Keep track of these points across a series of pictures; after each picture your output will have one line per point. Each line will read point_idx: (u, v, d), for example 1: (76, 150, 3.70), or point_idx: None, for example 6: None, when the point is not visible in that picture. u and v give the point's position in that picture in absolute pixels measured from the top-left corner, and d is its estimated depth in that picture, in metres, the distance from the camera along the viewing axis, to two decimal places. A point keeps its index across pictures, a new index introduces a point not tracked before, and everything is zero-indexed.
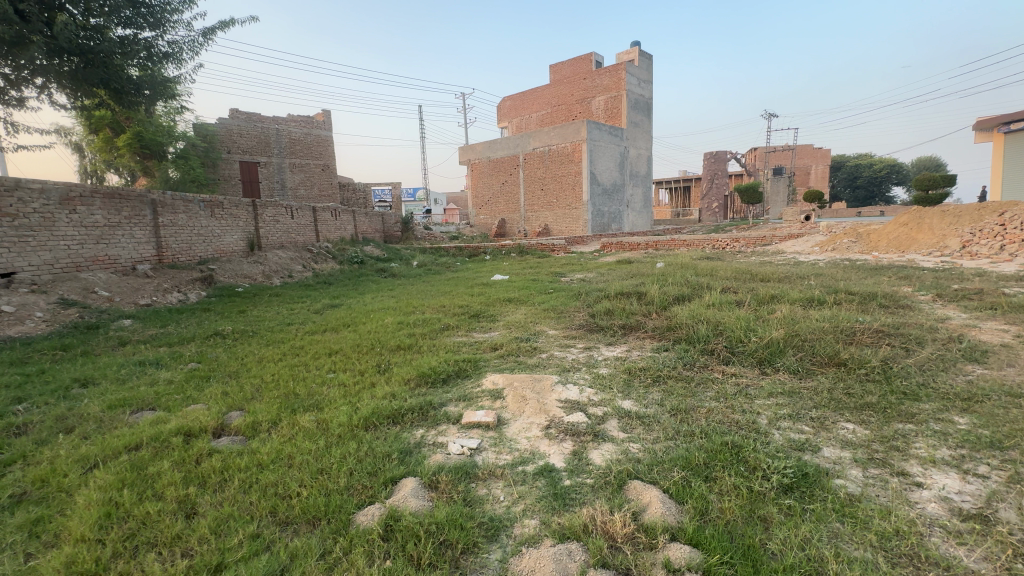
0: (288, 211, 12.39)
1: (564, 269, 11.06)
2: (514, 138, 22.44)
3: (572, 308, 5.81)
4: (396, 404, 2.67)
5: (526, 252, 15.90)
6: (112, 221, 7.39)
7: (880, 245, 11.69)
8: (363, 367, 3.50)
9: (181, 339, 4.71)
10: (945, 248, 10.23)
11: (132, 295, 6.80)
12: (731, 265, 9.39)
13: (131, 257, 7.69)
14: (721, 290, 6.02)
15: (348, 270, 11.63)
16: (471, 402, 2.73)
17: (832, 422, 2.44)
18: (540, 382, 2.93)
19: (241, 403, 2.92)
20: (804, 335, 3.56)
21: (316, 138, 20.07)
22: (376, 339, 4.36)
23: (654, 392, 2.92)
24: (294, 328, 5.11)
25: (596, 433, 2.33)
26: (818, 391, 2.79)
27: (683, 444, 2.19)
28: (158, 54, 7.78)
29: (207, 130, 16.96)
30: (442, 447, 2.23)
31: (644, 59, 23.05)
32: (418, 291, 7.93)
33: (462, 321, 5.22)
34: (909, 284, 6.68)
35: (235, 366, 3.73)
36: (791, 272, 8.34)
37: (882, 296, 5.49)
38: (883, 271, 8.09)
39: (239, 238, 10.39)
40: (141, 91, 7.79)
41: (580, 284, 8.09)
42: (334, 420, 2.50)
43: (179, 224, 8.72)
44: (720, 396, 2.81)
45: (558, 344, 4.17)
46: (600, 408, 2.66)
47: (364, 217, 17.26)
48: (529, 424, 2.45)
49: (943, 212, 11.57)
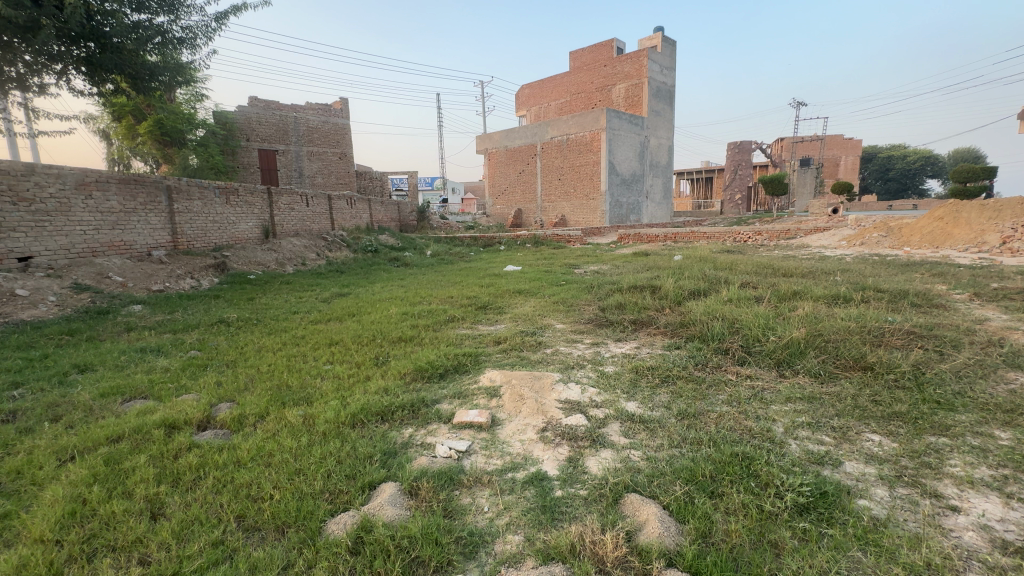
0: (303, 199, 12.39)
1: (578, 260, 10.82)
2: (532, 127, 22.10)
3: (583, 301, 5.62)
4: (387, 400, 2.54)
5: (541, 243, 15.67)
6: (128, 207, 7.45)
7: (912, 241, 11.13)
8: (361, 359, 3.39)
9: (186, 326, 4.69)
10: (983, 244, 9.68)
11: (145, 281, 6.85)
12: (752, 259, 9.02)
13: (147, 243, 7.76)
14: (740, 285, 5.74)
15: (361, 259, 11.60)
16: (466, 400, 2.59)
17: (855, 433, 2.23)
18: (539, 380, 2.77)
19: (233, 394, 2.84)
20: (827, 335, 3.32)
21: (334, 126, 20.09)
22: (378, 330, 4.25)
23: (662, 393, 2.74)
24: (299, 317, 5.05)
25: (595, 438, 2.17)
26: (842, 397, 2.58)
27: (689, 453, 2.02)
28: (172, 40, 7.78)
29: (226, 118, 17.12)
30: (430, 449, 2.10)
31: (667, 45, 22.40)
32: (428, 281, 7.84)
33: (469, 312, 5.07)
34: (943, 282, 6.29)
35: (233, 355, 3.66)
36: (816, 266, 7.98)
37: (914, 294, 5.15)
38: (914, 267, 7.67)
39: (254, 225, 10.44)
40: (157, 77, 7.81)
41: (594, 276, 7.87)
42: (321, 416, 2.39)
43: (194, 210, 8.76)
44: (733, 400, 2.61)
45: (565, 338, 4.00)
46: (601, 409, 2.49)
47: (380, 205, 17.24)
48: (524, 426, 2.30)
49: (982, 205, 10.94)
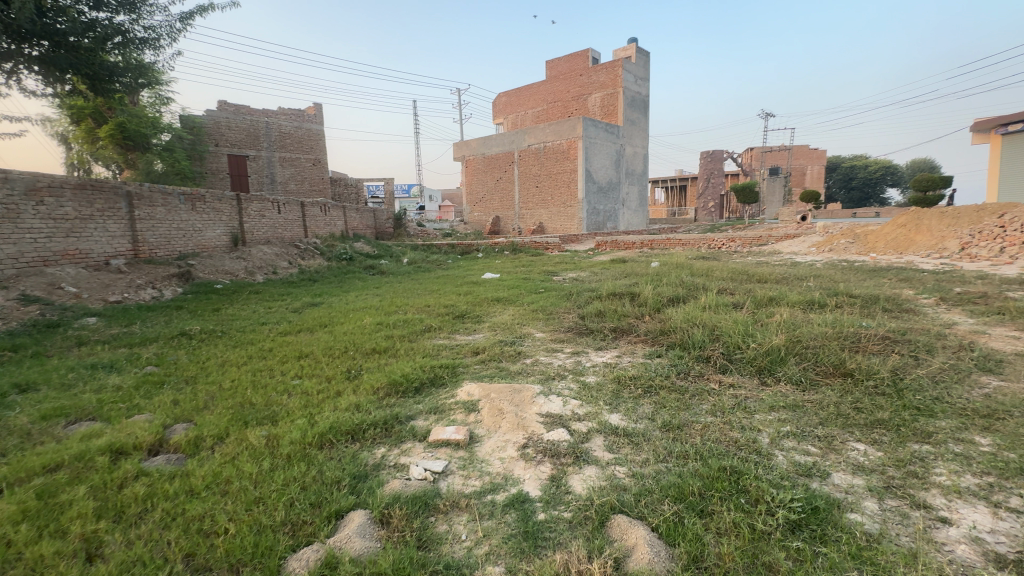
0: (274, 206, 12.04)
1: (556, 267, 10.81)
2: (509, 134, 22.15)
3: (562, 309, 5.55)
4: (358, 417, 2.39)
5: (519, 250, 15.63)
6: (83, 213, 7.05)
7: (878, 247, 11.50)
8: (332, 373, 3.22)
9: (144, 339, 4.41)
10: (944, 250, 10.06)
11: (102, 292, 6.46)
12: (727, 265, 9.16)
13: (105, 252, 7.37)
14: (717, 291, 5.78)
15: (335, 267, 11.32)
16: (442, 416, 2.46)
17: (840, 443, 2.19)
18: (519, 392, 2.66)
19: (191, 414, 2.64)
20: (806, 341, 3.32)
21: (307, 132, 19.72)
22: (351, 341, 4.08)
23: (645, 404, 2.67)
24: (267, 328, 4.82)
25: (578, 455, 2.07)
26: (824, 405, 2.55)
27: (676, 468, 1.94)
28: (134, 40, 7.45)
29: (194, 122, 16.59)
30: (404, 470, 1.97)
31: (641, 55, 22.83)
32: (405, 290, 7.67)
33: (446, 322, 4.94)
34: (910, 287, 6.47)
35: (194, 371, 3.44)
36: (788, 273, 8.14)
37: (885, 299, 5.26)
38: (882, 273, 7.89)
39: (222, 233, 10.06)
40: (116, 78, 7.46)
41: (573, 283, 7.82)
42: (286, 436, 2.23)
43: (157, 217, 8.38)
44: (717, 410, 2.56)
45: (545, 348, 3.91)
46: (584, 423, 2.40)
47: (355, 212, 16.93)
48: (504, 443, 2.19)
49: (942, 213, 11.40)
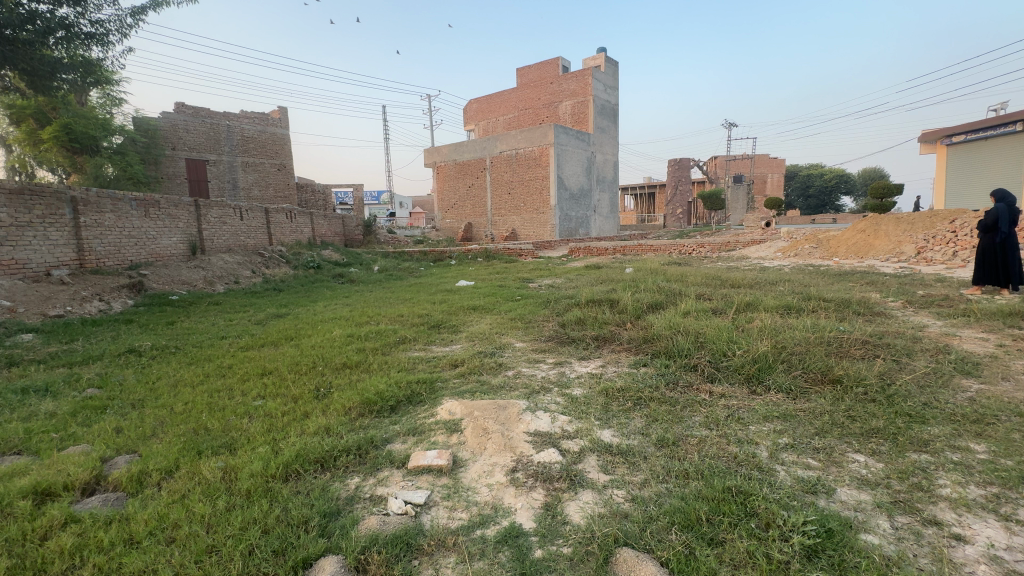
0: (236, 212, 11.49)
1: (531, 274, 10.69)
2: (480, 140, 22.04)
3: (541, 317, 5.41)
4: (328, 443, 2.17)
5: (492, 257, 15.46)
6: (21, 220, 6.50)
7: (840, 252, 11.90)
8: (299, 393, 2.97)
9: (87, 358, 4.01)
10: (901, 254, 10.48)
11: (41, 305, 5.92)
12: (700, 270, 9.26)
13: (46, 261, 6.79)
14: (695, 297, 5.76)
15: (302, 276, 10.86)
16: (422, 438, 2.26)
17: (840, 454, 2.11)
18: (505, 409, 2.48)
19: (136, 444, 2.35)
20: (791, 347, 3.28)
21: (272, 136, 19.07)
22: (319, 356, 3.81)
23: (637, 419, 2.54)
24: (227, 343, 4.48)
25: (573, 478, 1.92)
26: (818, 414, 2.48)
27: (677, 490, 1.81)
28: (79, 35, 6.94)
29: (148, 124, 15.78)
30: (381, 504, 1.76)
31: (610, 65, 23.19)
32: (376, 299, 7.38)
33: (421, 333, 4.71)
34: (877, 290, 6.65)
35: (142, 392, 3.11)
36: (760, 277, 8.29)
37: (856, 303, 5.35)
38: (847, 277, 8.10)
39: (179, 241, 9.50)
40: (58, 75, 6.92)
41: (549, 290, 7.69)
42: (246, 467, 1.99)
43: (106, 224, 7.81)
44: (711, 422, 2.46)
45: (526, 359, 3.75)
46: (576, 441, 2.24)
47: (323, 219, 16.41)
48: (491, 467, 2.01)
49: (898, 218, 11.89)
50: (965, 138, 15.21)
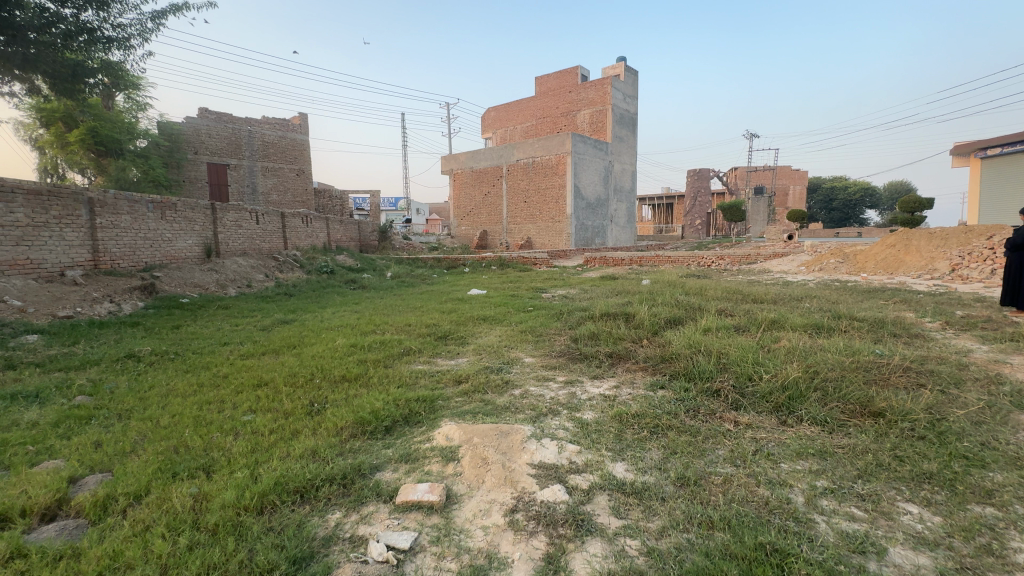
0: (252, 216, 11.53)
1: (544, 284, 10.46)
2: (497, 148, 21.99)
3: (552, 330, 5.19)
4: (312, 469, 1.98)
5: (506, 265, 15.30)
6: (37, 220, 6.53)
7: (868, 267, 11.42)
8: (291, 408, 2.79)
9: (85, 362, 3.91)
10: (934, 271, 9.99)
11: (50, 306, 5.91)
12: (720, 284, 8.93)
13: (60, 262, 6.81)
14: (716, 313, 5.47)
15: (314, 280, 10.82)
16: (415, 467, 2.05)
17: (888, 504, 1.84)
18: (508, 436, 2.26)
19: (112, 461, 2.19)
20: (824, 373, 2.99)
21: (291, 141, 19.29)
22: (319, 367, 3.64)
23: (653, 451, 2.30)
24: (227, 350, 4.35)
25: (580, 521, 1.69)
26: (859, 452, 2.21)
27: (701, 544, 1.57)
28: (101, 39, 7.02)
29: (172, 129, 16.10)
30: (361, 548, 1.55)
31: (630, 74, 23.02)
32: (385, 307, 7.24)
33: (427, 344, 4.52)
34: (911, 309, 6.26)
35: (131, 402, 2.97)
36: (783, 292, 7.95)
37: (891, 324, 5.00)
38: (877, 294, 7.71)
39: (194, 243, 9.53)
40: (79, 77, 7.01)
41: (562, 302, 7.45)
42: (219, 496, 1.80)
43: (122, 226, 7.85)
44: (737, 458, 2.20)
45: (535, 376, 3.52)
46: (584, 476, 2.01)
47: (339, 224, 16.46)
48: (488, 504, 1.79)
49: (930, 233, 11.38)
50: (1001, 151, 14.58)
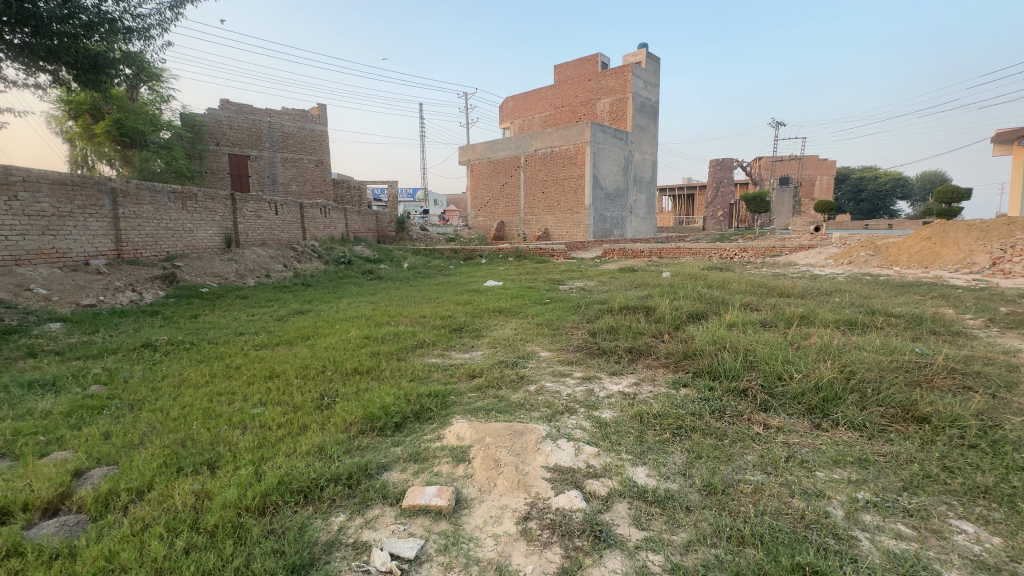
0: (271, 206, 11.60)
1: (561, 275, 10.30)
2: (515, 138, 21.74)
3: (569, 323, 5.05)
4: (317, 468, 1.90)
5: (523, 256, 15.15)
6: (62, 210, 6.63)
7: (901, 260, 10.94)
8: (301, 401, 2.73)
9: (103, 351, 3.94)
10: (973, 265, 9.51)
11: (74, 294, 6.01)
12: (745, 277, 8.65)
13: (85, 251, 6.92)
14: (741, 307, 5.26)
15: (331, 271, 10.85)
16: (423, 467, 1.96)
17: (940, 520, 1.67)
18: (522, 436, 2.15)
19: (119, 454, 2.16)
20: (861, 374, 2.80)
21: (310, 132, 19.38)
22: (331, 359, 3.59)
23: (676, 454, 2.16)
24: (242, 340, 4.33)
25: (598, 532, 1.58)
26: (904, 462, 2.03)
27: (731, 562, 1.44)
28: (121, 29, 7.06)
29: (194, 120, 16.30)
30: (364, 555, 1.47)
31: (652, 61, 22.43)
32: (401, 298, 7.20)
33: (441, 336, 4.44)
34: (950, 305, 5.92)
35: (143, 392, 2.95)
36: (811, 286, 7.65)
37: (929, 320, 4.72)
38: (912, 288, 7.34)
39: (214, 233, 9.63)
40: (101, 68, 7.07)
41: (580, 294, 7.28)
42: (221, 494, 1.74)
43: (144, 216, 7.95)
44: (768, 465, 2.05)
45: (551, 371, 3.40)
46: (603, 482, 1.88)
47: (356, 215, 16.50)
48: (499, 510, 1.69)
49: (969, 225, 10.81)
50: None
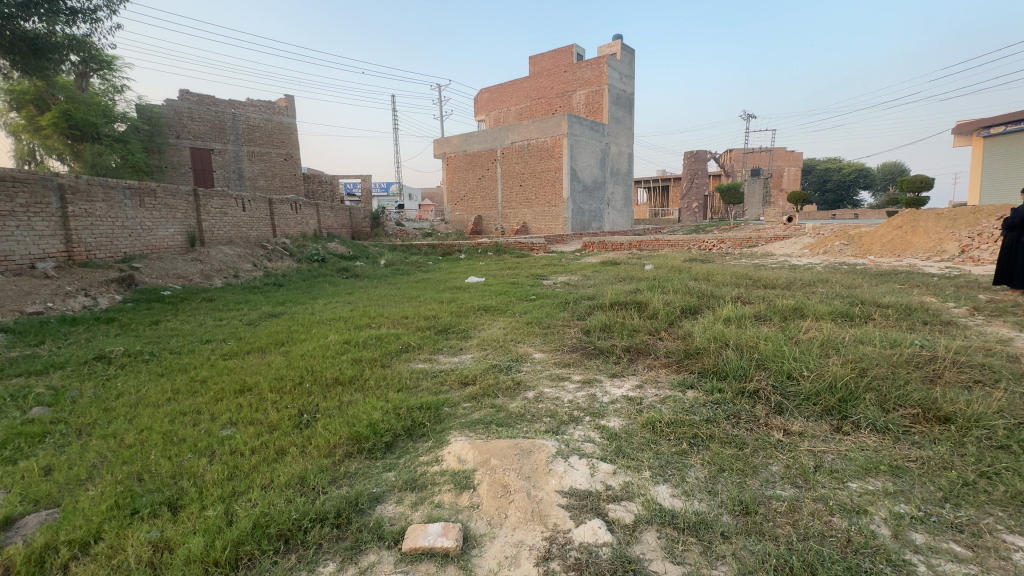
0: (238, 203, 10.99)
1: (544, 270, 10.11)
2: (491, 131, 21.39)
3: (560, 321, 4.85)
4: (299, 505, 1.64)
5: (503, 251, 14.91)
6: (2, 209, 6.04)
7: (874, 249, 11.17)
8: (277, 420, 2.45)
9: (50, 366, 3.53)
10: (943, 253, 9.76)
11: (18, 301, 5.46)
12: (728, 269, 8.63)
13: (30, 253, 6.34)
14: (733, 300, 5.16)
15: (305, 269, 10.38)
16: (423, 497, 1.73)
17: (992, 536, 1.54)
18: (531, 456, 1.94)
19: (62, 494, 1.85)
20: (873, 371, 2.69)
21: (278, 125, 18.60)
22: (309, 368, 3.28)
23: (696, 468, 1.98)
24: (209, 348, 3.98)
25: (632, 572, 1.38)
26: (938, 468, 1.90)
27: None
28: (64, 11, 6.46)
29: (152, 111, 15.40)
30: None
31: (627, 53, 22.38)
32: (380, 297, 6.87)
33: (426, 339, 4.17)
34: (932, 294, 5.98)
35: (94, 415, 2.61)
36: (793, 276, 7.68)
37: (919, 310, 4.71)
38: (890, 277, 7.42)
39: (176, 232, 9.04)
40: (43, 53, 6.47)
41: (566, 289, 7.10)
42: (184, 546, 1.47)
43: (96, 214, 7.36)
44: (797, 477, 1.89)
45: (548, 376, 3.18)
46: (626, 507, 1.69)
47: (329, 211, 15.91)
48: (515, 549, 1.47)
49: (938, 214, 11.10)
50: (1004, 130, 14.28)
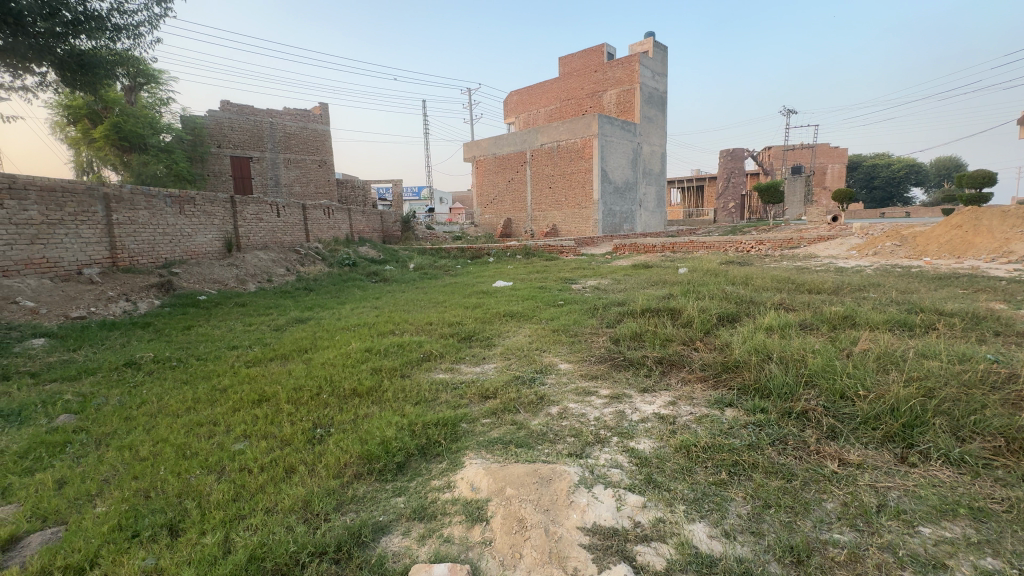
0: (273, 208, 11.27)
1: (573, 273, 9.89)
2: (520, 133, 21.29)
3: (588, 329, 4.64)
4: (300, 534, 1.54)
5: (532, 254, 14.76)
6: (52, 218, 6.33)
7: (930, 250, 10.39)
8: (290, 433, 2.37)
9: (84, 371, 3.61)
10: (1010, 254, 8.95)
11: (64, 306, 5.71)
12: (767, 272, 8.19)
13: (77, 260, 6.63)
14: (775, 307, 4.82)
15: (335, 274, 10.51)
16: (431, 529, 1.59)
17: None
18: (551, 485, 1.76)
19: (71, 510, 1.82)
20: (942, 392, 2.37)
21: (313, 132, 19.09)
22: (328, 378, 3.21)
23: (738, 503, 1.76)
24: (234, 355, 3.99)
25: None
26: None
27: None
28: (109, 28, 6.72)
29: (195, 122, 16.10)
30: None
31: (659, 50, 21.82)
32: (406, 302, 6.83)
33: (449, 347, 4.04)
34: (1001, 300, 5.43)
35: (115, 424, 2.61)
36: (840, 280, 7.19)
37: (988, 318, 4.26)
38: (951, 281, 6.83)
39: (214, 238, 9.33)
40: (89, 68, 6.75)
41: (595, 294, 6.88)
42: None
43: (139, 222, 7.65)
44: (857, 518, 1.65)
45: (573, 389, 3.00)
46: (657, 549, 1.50)
47: (361, 215, 16.14)
48: None
49: (1004, 212, 10.20)
50: None
